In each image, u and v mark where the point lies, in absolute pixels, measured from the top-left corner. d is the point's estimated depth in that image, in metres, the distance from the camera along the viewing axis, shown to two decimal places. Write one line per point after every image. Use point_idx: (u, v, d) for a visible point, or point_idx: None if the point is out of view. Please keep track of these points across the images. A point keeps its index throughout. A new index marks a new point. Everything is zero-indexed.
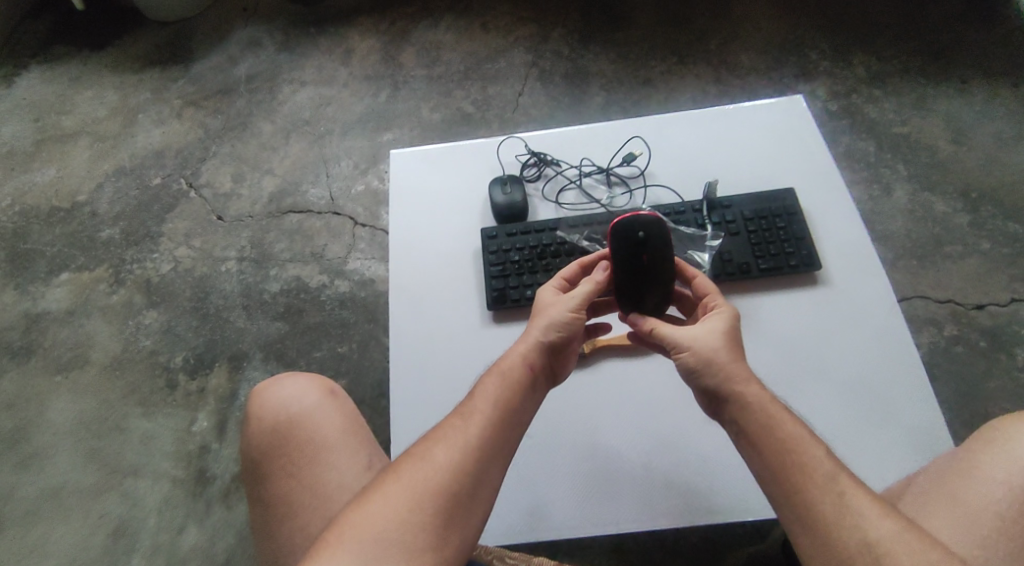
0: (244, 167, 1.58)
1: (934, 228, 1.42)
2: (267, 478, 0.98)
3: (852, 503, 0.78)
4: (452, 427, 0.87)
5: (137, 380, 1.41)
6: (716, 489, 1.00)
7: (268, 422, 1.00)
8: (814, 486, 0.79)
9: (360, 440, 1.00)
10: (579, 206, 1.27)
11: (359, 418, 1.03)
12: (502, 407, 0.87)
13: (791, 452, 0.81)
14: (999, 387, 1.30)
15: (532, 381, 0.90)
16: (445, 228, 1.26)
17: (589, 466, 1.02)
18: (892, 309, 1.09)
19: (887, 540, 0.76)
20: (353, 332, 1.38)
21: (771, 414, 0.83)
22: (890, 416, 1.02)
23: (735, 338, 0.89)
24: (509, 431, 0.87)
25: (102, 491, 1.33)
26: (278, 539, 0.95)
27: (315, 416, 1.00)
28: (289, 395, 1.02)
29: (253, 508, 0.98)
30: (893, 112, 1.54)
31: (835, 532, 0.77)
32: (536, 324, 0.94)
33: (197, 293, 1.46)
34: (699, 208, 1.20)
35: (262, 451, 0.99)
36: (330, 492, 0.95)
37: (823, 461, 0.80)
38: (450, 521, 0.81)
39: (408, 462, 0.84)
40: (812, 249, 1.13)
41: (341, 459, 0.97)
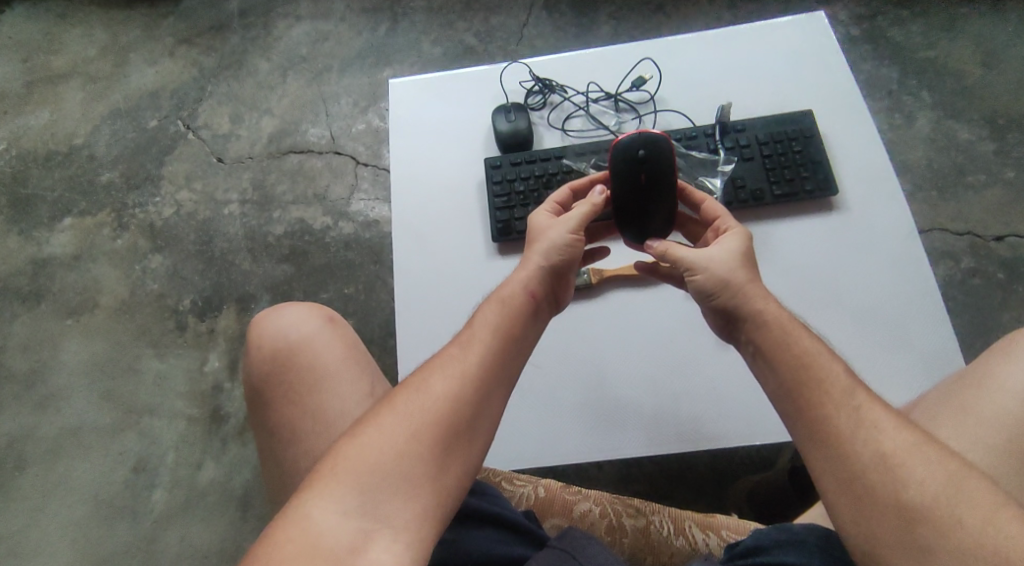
0: (242, 107, 1.54)
1: (955, 158, 1.37)
2: (270, 405, 0.99)
3: (866, 415, 0.75)
4: (451, 356, 0.84)
5: (146, 323, 1.41)
6: (723, 417, 1.00)
7: (270, 350, 1.01)
8: (825, 400, 0.76)
9: (360, 367, 1.01)
10: (586, 132, 1.23)
11: (358, 346, 1.04)
12: (502, 336, 0.86)
13: (803, 367, 0.78)
14: (1015, 320, 1.28)
15: (531, 310, 0.89)
16: (449, 159, 1.23)
17: (597, 393, 1.02)
18: (910, 234, 1.06)
19: (902, 451, 0.72)
20: (359, 274, 1.37)
21: (789, 330, 0.81)
22: (903, 343, 1.01)
23: (751, 260, 0.87)
24: (510, 360, 0.85)
25: (119, 431, 1.36)
26: (284, 464, 0.97)
27: (315, 344, 1.02)
28: (288, 325, 1.02)
29: (259, 435, 1.00)
30: (918, 36, 1.46)
31: (848, 444, 0.73)
32: (535, 251, 0.93)
33: (201, 237, 1.45)
34: (712, 133, 1.16)
35: (264, 380, 1.00)
36: (332, 418, 0.97)
37: (836, 375, 0.77)
38: (449, 450, 0.79)
39: (405, 392, 0.82)
40: (829, 173, 1.10)
41: (343, 386, 0.99)
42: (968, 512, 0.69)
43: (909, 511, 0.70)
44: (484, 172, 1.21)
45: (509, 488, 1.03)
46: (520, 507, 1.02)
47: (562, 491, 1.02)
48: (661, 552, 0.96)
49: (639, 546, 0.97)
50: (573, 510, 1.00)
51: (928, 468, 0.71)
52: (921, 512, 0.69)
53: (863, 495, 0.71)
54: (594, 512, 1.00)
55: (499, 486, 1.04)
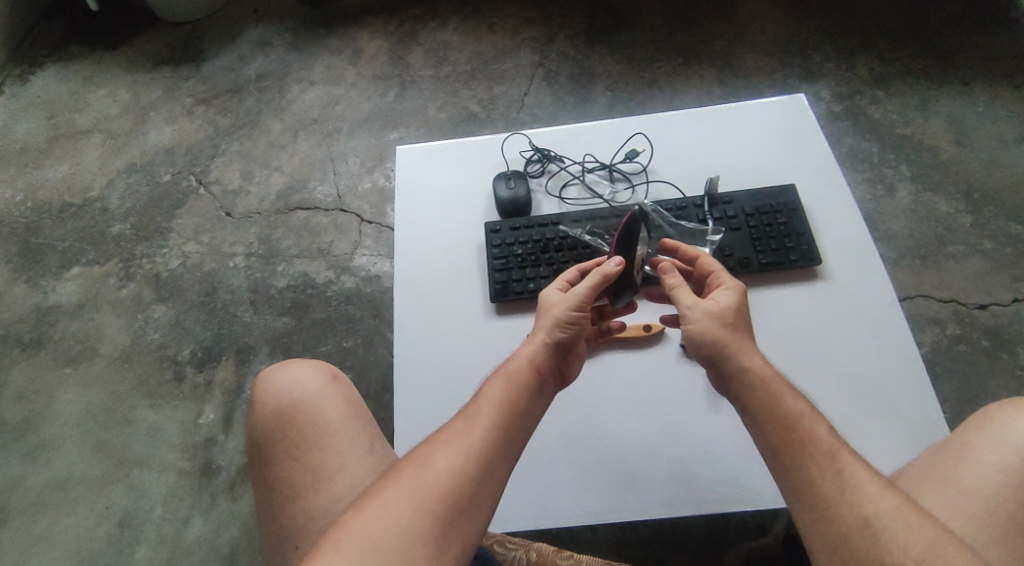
0: (252, 165, 1.60)
1: (936, 227, 1.43)
2: (270, 460, 1.02)
3: (852, 480, 0.80)
4: (455, 430, 0.89)
5: (145, 373, 1.42)
6: (712, 481, 1.01)
7: (273, 406, 1.04)
8: (813, 463, 0.81)
9: (361, 424, 1.04)
10: (582, 201, 1.28)
11: (360, 403, 1.07)
12: (506, 412, 0.89)
13: (791, 430, 0.83)
14: (1002, 387, 1.30)
15: (537, 387, 0.93)
16: (451, 222, 1.28)
17: (591, 458, 1.04)
18: (891, 304, 1.10)
19: (885, 515, 0.78)
20: (359, 328, 1.40)
21: (774, 390, 0.85)
22: (889, 409, 1.04)
23: (743, 315, 0.91)
24: (512, 438, 0.89)
25: (109, 481, 1.35)
26: (281, 519, 0.99)
27: (320, 400, 1.05)
28: (293, 381, 1.06)
29: (257, 489, 1.02)
30: (896, 114, 1.55)
31: (834, 506, 0.79)
32: (543, 324, 0.97)
33: (205, 288, 1.48)
34: (701, 204, 1.21)
35: (266, 435, 1.03)
36: (331, 474, 0.99)
37: (824, 439, 0.82)
38: (449, 528, 0.83)
39: (410, 466, 0.86)
40: (813, 244, 1.15)
41: (344, 443, 1.02)
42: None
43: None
44: (484, 236, 1.25)
45: (503, 550, 1.04)
46: None
47: (555, 555, 1.03)
48: None
49: None
50: None
51: (911, 536, 0.77)
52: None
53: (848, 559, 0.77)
54: None
55: (492, 549, 1.05)
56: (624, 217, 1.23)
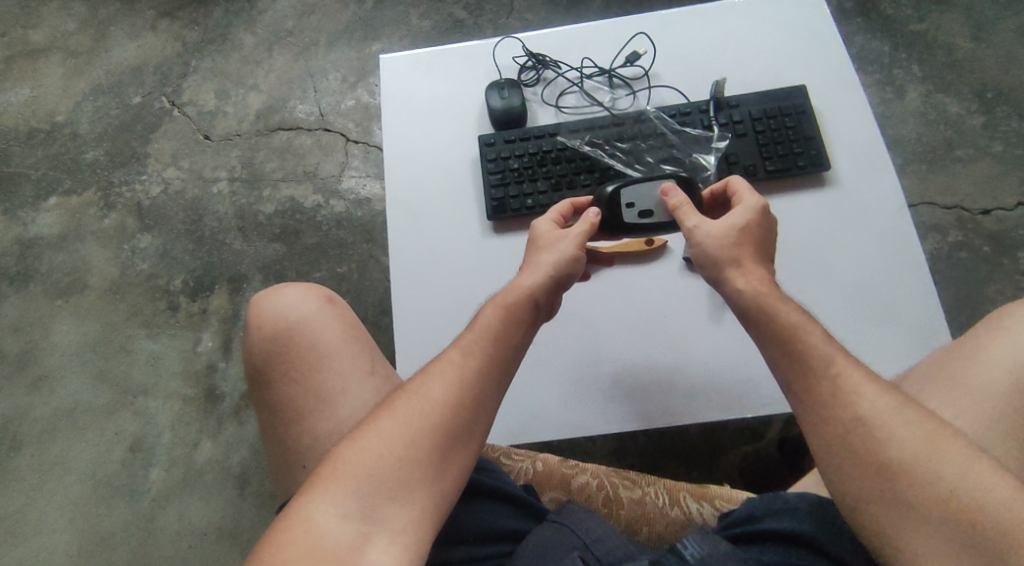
0: (227, 83, 1.51)
1: (946, 131, 1.38)
2: (271, 383, 0.99)
3: (848, 383, 0.81)
4: (449, 362, 0.89)
5: (138, 303, 1.40)
6: (712, 392, 1.03)
7: (268, 329, 1.01)
8: (812, 369, 0.82)
9: (360, 346, 1.02)
10: (580, 109, 1.22)
11: (357, 325, 1.05)
12: (500, 342, 0.90)
13: (790, 338, 0.84)
14: (999, 292, 1.31)
15: (532, 317, 0.92)
16: (442, 137, 1.22)
17: (585, 374, 1.05)
18: (900, 210, 1.07)
19: (882, 414, 0.79)
20: (352, 253, 1.37)
21: (771, 302, 0.86)
22: (893, 318, 1.03)
23: (750, 237, 0.91)
24: (506, 370, 0.90)
25: (115, 409, 1.37)
26: (285, 441, 0.98)
27: (316, 323, 1.02)
28: (287, 303, 1.03)
29: (259, 412, 1.01)
30: (911, 8, 1.45)
31: (832, 409, 0.80)
32: (538, 257, 0.96)
33: (190, 215, 1.43)
34: (706, 109, 1.15)
35: (264, 358, 1.00)
36: (334, 396, 0.97)
37: (820, 346, 0.83)
38: (447, 457, 0.84)
39: (404, 398, 0.86)
40: (822, 148, 1.10)
41: (345, 365, 1.00)
42: (945, 468, 0.75)
43: (888, 468, 0.76)
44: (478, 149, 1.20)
45: (509, 463, 1.07)
46: (519, 481, 1.07)
47: (560, 465, 1.07)
48: (656, 521, 1.01)
49: (635, 516, 1.02)
50: (570, 483, 1.06)
51: (909, 432, 0.78)
52: (899, 468, 0.76)
53: (845, 454, 0.78)
54: (591, 485, 1.05)
55: (498, 461, 1.07)
56: (625, 126, 1.17)
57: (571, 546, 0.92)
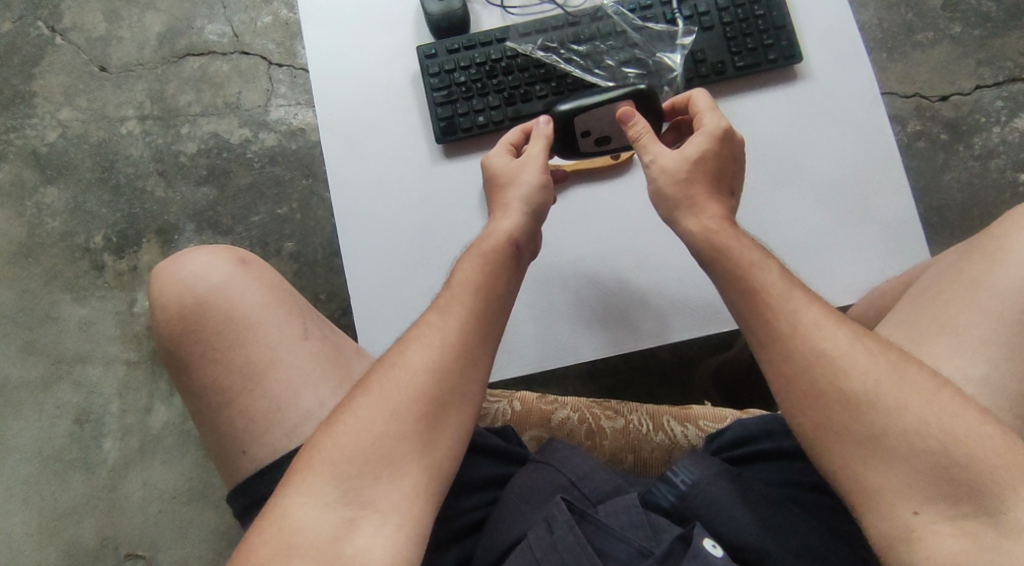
0: (116, 2, 1.29)
1: (906, 14, 1.32)
2: (189, 366, 0.86)
3: (806, 316, 0.71)
4: (427, 324, 0.78)
5: (56, 266, 1.27)
6: (691, 310, 0.94)
7: (176, 305, 0.87)
8: (766, 304, 0.73)
9: (285, 307, 0.89)
10: (528, 9, 1.08)
11: (279, 283, 0.91)
12: (482, 294, 0.79)
13: (743, 272, 0.75)
14: (955, 180, 1.32)
15: (515, 260, 0.83)
16: (374, 50, 1.05)
17: (550, 299, 0.95)
18: (873, 100, 0.99)
19: (842, 345, 0.70)
20: (291, 191, 1.24)
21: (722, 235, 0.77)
22: (866, 214, 0.97)
23: (706, 165, 0.81)
24: (493, 324, 0.79)
25: (52, 381, 1.27)
26: (218, 425, 0.85)
27: (230, 290, 0.88)
28: (194, 271, 0.88)
29: (184, 399, 0.87)
30: None
31: (790, 343, 0.71)
32: (511, 197, 0.86)
33: (100, 162, 1.27)
34: (669, 0, 1.04)
35: (176, 339, 0.87)
36: (265, 370, 0.85)
37: (776, 281, 0.74)
38: (435, 425, 0.74)
39: (380, 370, 0.76)
40: (793, 37, 1.00)
41: (270, 334, 0.86)
42: (913, 399, 0.67)
43: (852, 401, 0.68)
44: (417, 63, 1.04)
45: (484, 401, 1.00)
46: (495, 424, 0.99)
47: (538, 401, 1.00)
48: (641, 448, 0.96)
49: (619, 446, 0.97)
50: (551, 419, 0.98)
51: (870, 362, 0.69)
52: (864, 401, 0.67)
53: (808, 389, 0.69)
54: (572, 419, 0.98)
55: None
56: (581, 25, 1.04)
57: (555, 486, 0.82)
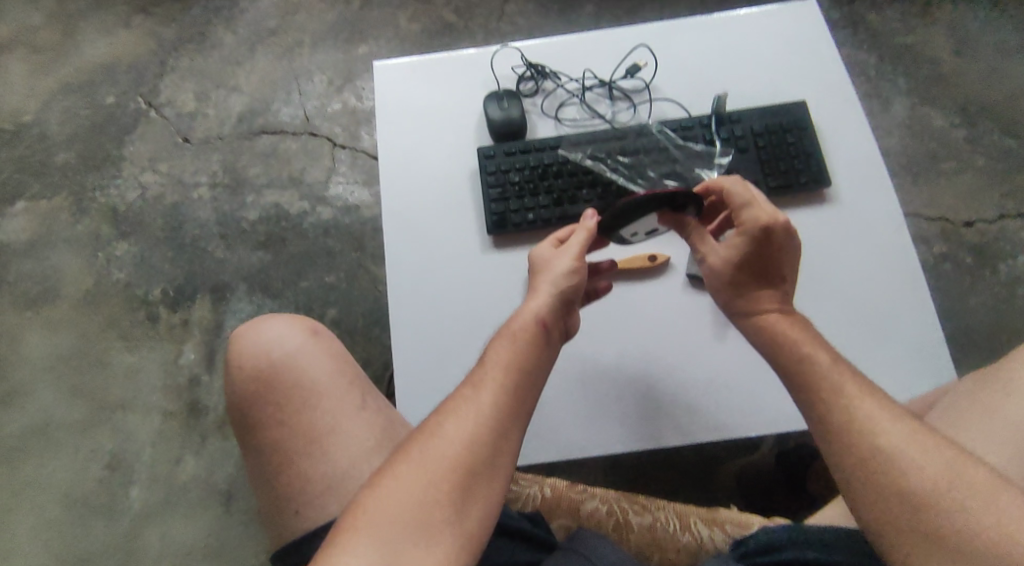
0: (206, 84, 1.46)
1: (930, 143, 1.40)
2: (256, 427, 0.91)
3: (860, 409, 0.73)
4: (462, 397, 0.79)
5: (115, 314, 1.35)
6: (725, 413, 0.95)
7: (252, 369, 0.92)
8: (823, 394, 0.75)
9: (349, 379, 0.94)
10: (580, 122, 1.14)
11: (346, 356, 0.97)
12: (517, 372, 0.80)
13: (801, 361, 0.78)
14: (981, 304, 1.34)
15: (547, 341, 0.83)
16: (437, 148, 1.12)
17: (590, 390, 0.97)
18: (898, 228, 1.02)
19: (898, 440, 0.70)
20: (340, 262, 1.33)
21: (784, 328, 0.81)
22: (893, 336, 0.98)
23: (753, 264, 0.84)
24: (525, 398, 0.80)
25: (92, 425, 1.31)
26: (276, 486, 0.89)
27: (302, 360, 0.94)
28: (270, 340, 0.94)
29: (246, 458, 0.92)
30: (896, 21, 1.47)
31: (845, 432, 0.72)
32: (540, 283, 0.86)
33: (169, 222, 1.38)
34: (708, 124, 1.09)
35: (248, 401, 0.92)
36: (325, 436, 0.90)
37: (833, 373, 0.76)
38: (468, 494, 0.74)
39: (418, 440, 0.77)
40: (822, 164, 1.05)
41: (334, 402, 0.91)
42: (969, 499, 0.66)
43: (906, 496, 0.67)
44: (476, 162, 1.11)
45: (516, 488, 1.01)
46: (526, 509, 0.99)
47: (569, 490, 1.00)
48: (667, 547, 0.95)
49: (647, 542, 0.96)
50: (580, 509, 0.98)
51: (927, 459, 0.68)
52: (919, 498, 0.67)
53: (861, 482, 0.70)
54: (601, 511, 0.98)
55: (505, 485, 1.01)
56: (627, 140, 1.09)
57: None
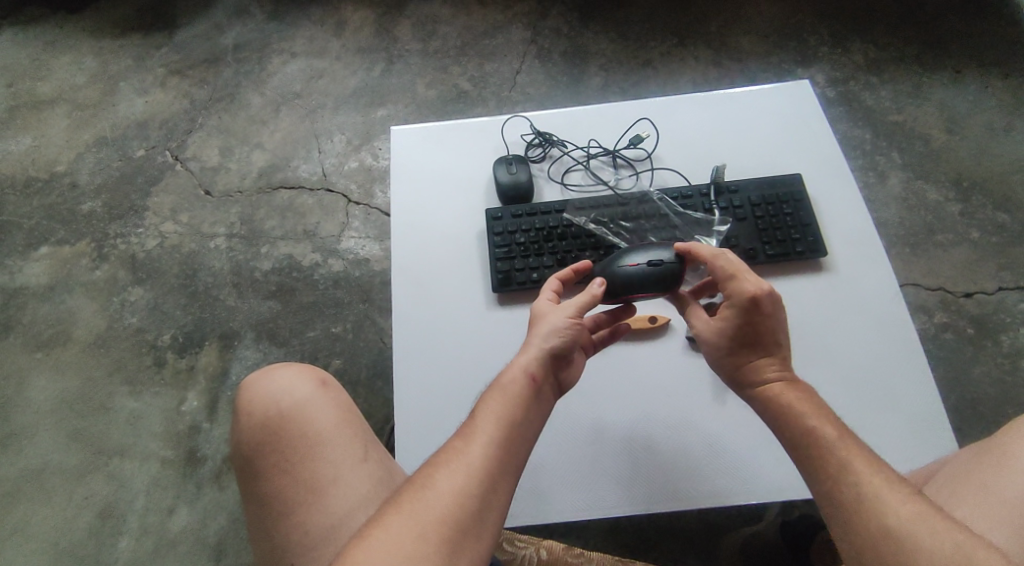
0: (232, 141, 1.57)
1: (925, 216, 1.44)
2: (259, 475, 0.89)
3: (869, 488, 0.74)
4: (453, 450, 0.79)
5: (123, 359, 1.37)
6: (726, 478, 0.93)
7: (260, 417, 0.91)
8: (830, 471, 0.76)
9: (354, 431, 0.92)
10: (586, 188, 1.08)
11: (353, 408, 0.95)
12: (507, 427, 0.80)
13: (806, 435, 0.78)
14: (985, 375, 1.33)
15: (536, 395, 0.83)
16: (444, 208, 1.07)
17: (571, 454, 0.94)
18: (895, 298, 0.96)
19: (909, 522, 0.71)
20: (348, 313, 1.36)
21: (787, 401, 0.81)
22: (890, 405, 0.91)
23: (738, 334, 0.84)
24: (514, 453, 0.80)
25: (88, 471, 1.30)
26: (275, 536, 0.87)
27: (310, 410, 0.92)
28: (280, 390, 0.93)
29: (247, 507, 0.90)
30: (890, 100, 1.55)
31: (855, 513, 0.73)
32: (533, 337, 0.86)
33: (185, 270, 1.43)
34: (706, 192, 1.04)
35: (252, 449, 0.90)
36: (325, 487, 0.87)
37: (840, 448, 0.77)
38: (457, 549, 0.74)
39: (409, 492, 0.77)
40: (820, 235, 0.99)
41: (337, 453, 0.90)
42: None
43: None
44: (484, 223, 1.05)
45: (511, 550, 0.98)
46: None
47: (566, 553, 0.97)
48: None
49: None
50: None
51: (937, 540, 0.70)
52: None
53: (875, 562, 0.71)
54: None
55: (500, 547, 0.98)
56: (630, 207, 1.03)
57: None
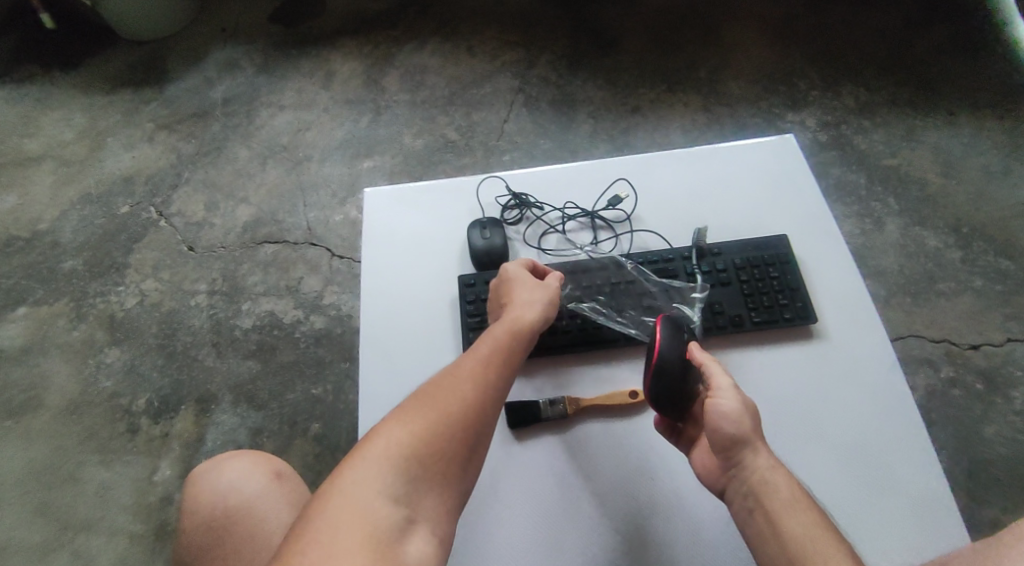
0: (217, 196, 1.55)
1: (926, 264, 1.39)
2: None
3: None
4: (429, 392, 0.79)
5: (95, 426, 1.32)
6: None
7: (205, 515, 0.87)
8: None
9: None
10: (563, 253, 1.04)
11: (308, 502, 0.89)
12: (482, 370, 0.80)
13: (810, 544, 0.73)
14: (997, 434, 1.24)
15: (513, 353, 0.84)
16: (417, 274, 1.03)
17: (537, 546, 0.84)
18: (890, 365, 0.91)
19: None
20: (329, 374, 1.32)
21: (792, 506, 0.76)
22: (890, 484, 0.85)
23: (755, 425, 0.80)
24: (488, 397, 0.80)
25: (53, 547, 1.24)
26: None
27: (258, 507, 0.87)
28: (228, 484, 0.88)
29: None
30: (882, 144, 1.52)
31: None
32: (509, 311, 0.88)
33: (164, 329, 1.40)
34: (688, 255, 1.00)
35: (197, 550, 0.86)
36: None
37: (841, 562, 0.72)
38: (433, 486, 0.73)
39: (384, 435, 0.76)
40: (808, 298, 0.95)
41: None
42: None
43: None
44: (457, 290, 1.01)
45: None
46: None
47: None
48: None
49: None
50: None
51: None
52: None
53: None
54: None
55: None
56: (608, 271, 0.99)
57: None
